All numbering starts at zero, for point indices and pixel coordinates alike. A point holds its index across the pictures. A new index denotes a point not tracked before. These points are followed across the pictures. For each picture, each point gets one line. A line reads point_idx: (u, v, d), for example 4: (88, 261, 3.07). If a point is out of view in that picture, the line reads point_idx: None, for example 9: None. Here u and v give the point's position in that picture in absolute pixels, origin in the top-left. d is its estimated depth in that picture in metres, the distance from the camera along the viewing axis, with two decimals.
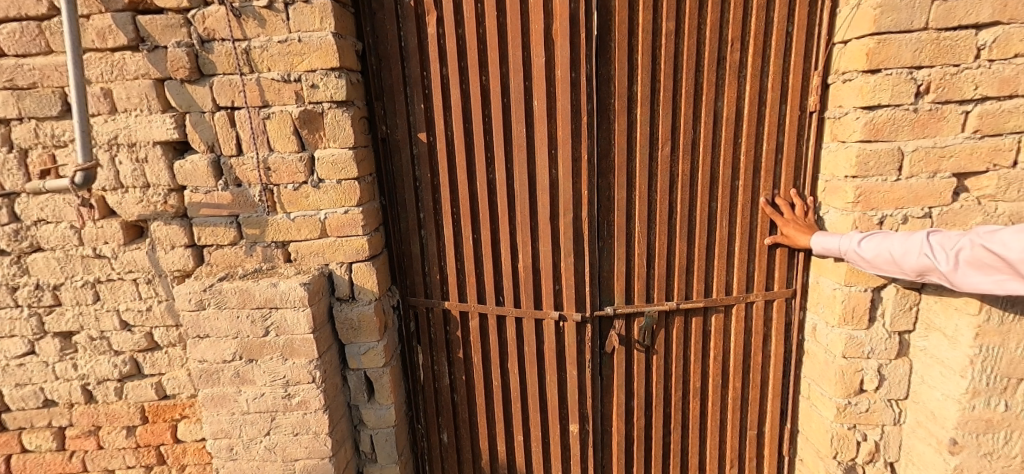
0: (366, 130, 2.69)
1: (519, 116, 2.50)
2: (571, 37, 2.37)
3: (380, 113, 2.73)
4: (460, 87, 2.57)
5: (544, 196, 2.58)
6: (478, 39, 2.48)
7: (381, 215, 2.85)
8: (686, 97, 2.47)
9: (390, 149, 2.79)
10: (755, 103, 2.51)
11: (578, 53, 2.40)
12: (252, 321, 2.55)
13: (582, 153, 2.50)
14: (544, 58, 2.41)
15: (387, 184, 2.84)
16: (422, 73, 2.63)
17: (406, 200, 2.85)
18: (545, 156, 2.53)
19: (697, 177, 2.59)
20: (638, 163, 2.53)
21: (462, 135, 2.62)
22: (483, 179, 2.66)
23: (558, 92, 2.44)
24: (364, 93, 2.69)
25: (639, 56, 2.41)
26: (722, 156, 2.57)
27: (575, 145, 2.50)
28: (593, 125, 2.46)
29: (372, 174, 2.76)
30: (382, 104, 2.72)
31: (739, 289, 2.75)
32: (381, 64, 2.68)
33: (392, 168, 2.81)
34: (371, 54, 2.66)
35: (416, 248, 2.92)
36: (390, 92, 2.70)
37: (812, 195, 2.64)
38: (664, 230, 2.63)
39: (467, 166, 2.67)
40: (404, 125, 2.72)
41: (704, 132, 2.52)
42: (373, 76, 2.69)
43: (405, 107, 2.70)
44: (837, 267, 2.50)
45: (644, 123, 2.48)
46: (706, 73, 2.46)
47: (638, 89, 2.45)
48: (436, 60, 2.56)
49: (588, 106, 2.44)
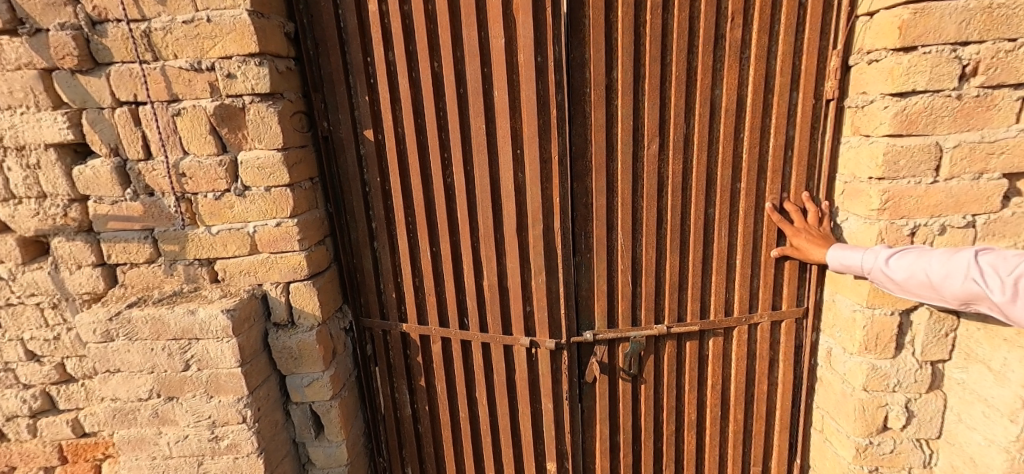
0: (303, 128, 2.30)
1: (477, 109, 2.09)
2: (536, 12, 1.95)
3: (320, 106, 2.33)
4: (408, 75, 2.16)
5: (510, 204, 2.18)
6: (427, 17, 2.07)
7: (326, 225, 2.46)
8: (677, 85, 2.06)
9: (334, 149, 2.40)
10: (760, 91, 2.10)
11: (544, 32, 1.98)
12: (169, 354, 2.18)
13: (554, 152, 2.09)
14: (504, 38, 1.99)
15: (333, 190, 2.46)
16: (365, 59, 2.22)
17: (355, 208, 2.47)
18: (509, 157, 2.11)
19: (691, 180, 2.19)
20: (621, 164, 2.12)
21: (414, 133, 2.22)
22: (439, 184, 2.27)
23: (522, 79, 2.02)
24: (300, 84, 2.30)
25: (620, 35, 1.99)
26: (720, 154, 2.16)
27: (544, 142, 2.09)
28: (565, 119, 2.05)
29: (312, 178, 2.37)
30: (321, 96, 2.33)
31: (741, 309, 2.36)
32: (318, 50, 2.28)
33: (337, 172, 2.42)
34: (306, 39, 2.27)
35: (369, 263, 2.53)
36: (329, 82, 2.30)
37: (827, 199, 2.23)
38: (652, 242, 2.24)
39: (421, 169, 2.28)
40: (347, 121, 2.32)
41: (698, 126, 2.11)
42: (309, 63, 2.28)
43: (347, 101, 2.30)
44: (857, 286, 2.10)
45: (627, 115, 2.07)
46: (701, 55, 2.04)
47: (619, 74, 2.03)
48: (380, 44, 2.16)
49: (560, 96, 2.03)
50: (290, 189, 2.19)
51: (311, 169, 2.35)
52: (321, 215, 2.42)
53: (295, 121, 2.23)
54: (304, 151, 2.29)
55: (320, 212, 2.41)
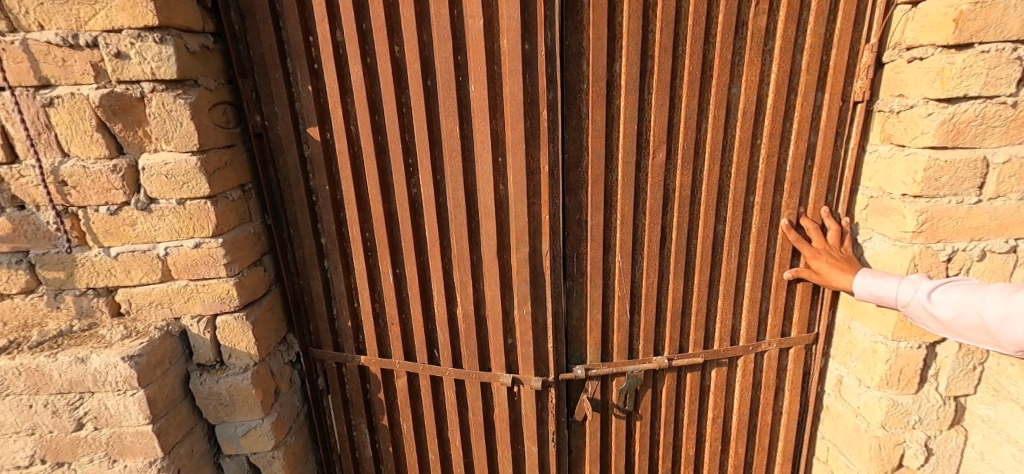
0: (229, 123, 1.83)
1: (449, 107, 1.69)
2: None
3: (250, 96, 1.86)
4: (361, 61, 1.73)
5: (489, 222, 1.80)
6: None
7: (263, 241, 2.01)
8: (690, 83, 1.72)
9: (271, 149, 1.94)
10: (783, 91, 1.79)
11: (532, 11, 1.57)
12: (54, 412, 1.72)
13: (543, 161, 1.72)
14: (483, 18, 1.57)
15: (272, 198, 2.01)
16: (306, 38, 1.76)
17: (300, 221, 2.03)
18: (488, 165, 1.72)
19: (700, 193, 1.89)
20: (622, 175, 1.79)
21: (370, 133, 1.80)
22: (403, 195, 1.87)
23: (505, 71, 1.62)
24: (223, 67, 1.81)
25: (625, 18, 1.61)
26: (734, 164, 1.87)
27: (532, 148, 1.70)
28: (558, 121, 1.67)
29: (243, 185, 1.91)
30: (251, 83, 1.85)
31: (748, 336, 2.10)
32: (245, 23, 1.79)
33: (276, 177, 1.98)
34: (229, 10, 1.77)
35: (317, 286, 2.11)
36: (261, 66, 1.83)
37: (847, 215, 1.99)
38: (654, 264, 1.93)
39: (380, 177, 1.88)
40: (286, 115, 1.87)
41: (712, 131, 1.80)
42: (233, 41, 1.80)
43: (286, 90, 1.84)
44: (882, 316, 1.85)
45: (631, 118, 1.72)
46: (719, 48, 1.70)
47: (623, 68, 1.67)
48: (324, 19, 1.70)
49: (552, 92, 1.65)
50: (212, 202, 1.73)
51: (242, 175, 1.89)
52: (257, 230, 1.98)
53: (216, 115, 1.75)
54: (231, 153, 1.83)
55: (254, 227, 1.96)
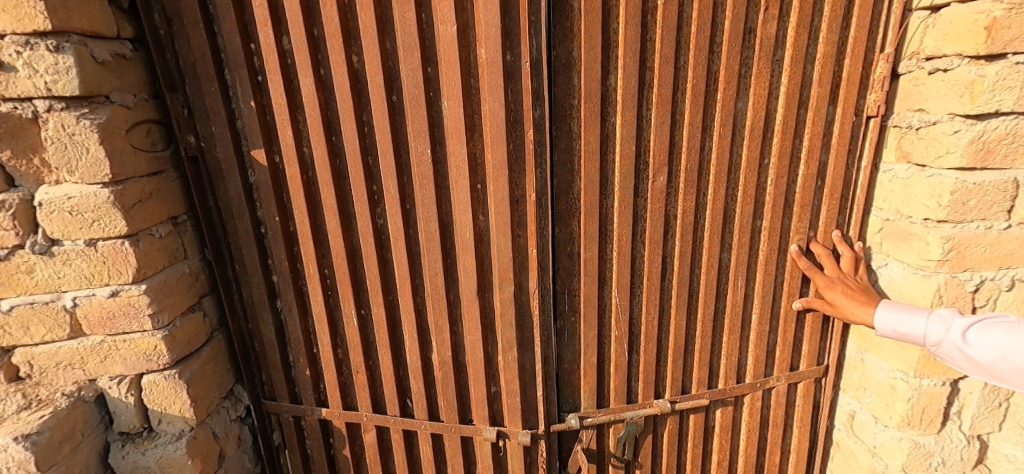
0: (154, 145, 1.53)
1: (418, 127, 1.44)
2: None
3: (181, 114, 1.56)
4: (314, 73, 1.46)
5: (468, 258, 1.56)
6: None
7: (202, 281, 1.70)
8: (694, 97, 1.52)
9: (207, 174, 1.64)
10: (794, 105, 1.62)
11: (514, 15, 1.34)
12: None
13: (530, 188, 1.48)
14: (456, 23, 1.33)
15: (212, 231, 1.70)
16: (247, 47, 1.49)
17: (246, 257, 1.73)
18: (466, 194, 1.48)
19: (704, 218, 1.70)
20: (618, 201, 1.58)
21: (326, 157, 1.54)
22: (367, 228, 1.60)
23: (483, 86, 1.38)
24: (146, 79, 1.51)
25: (621, 24, 1.40)
26: (740, 185, 1.69)
27: (517, 173, 1.47)
28: (546, 142, 1.44)
29: (174, 218, 1.60)
30: (182, 98, 1.56)
31: (755, 372, 1.92)
32: (172, 28, 1.51)
33: (217, 207, 1.68)
34: (151, 11, 1.48)
35: (268, 330, 1.81)
36: (193, 78, 1.54)
37: (859, 238, 1.84)
38: (654, 299, 1.73)
39: (340, 206, 1.61)
40: (225, 136, 1.57)
41: (717, 150, 1.61)
42: (157, 49, 1.50)
43: (224, 107, 1.55)
44: (903, 351, 1.68)
45: (629, 137, 1.51)
46: (725, 57, 1.51)
47: (620, 80, 1.45)
48: (268, 24, 1.43)
49: (538, 110, 1.42)
50: (133, 242, 1.42)
51: (173, 205, 1.58)
52: (194, 269, 1.67)
53: (136, 137, 1.45)
54: (157, 181, 1.52)
55: (190, 265, 1.65)
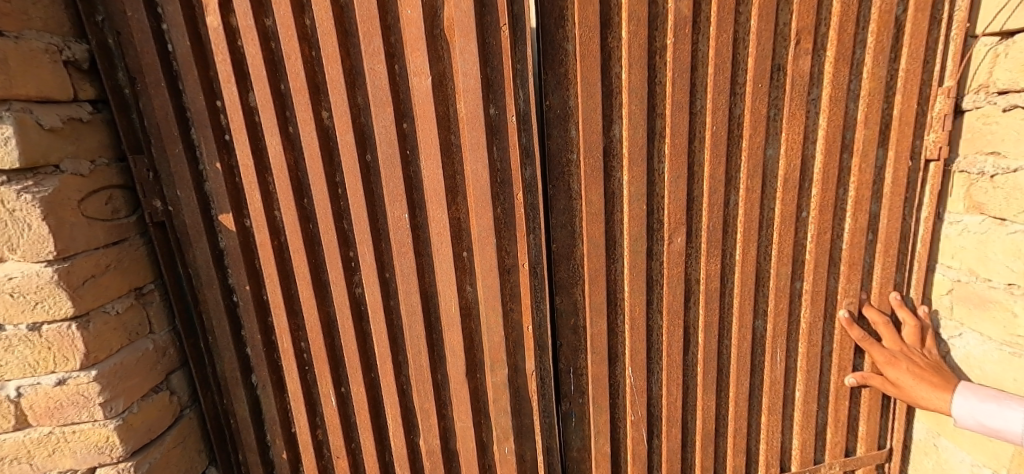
0: (116, 212, 1.39)
1: (394, 190, 1.26)
2: (483, 31, 1.15)
3: (147, 177, 1.43)
4: (281, 132, 1.33)
5: (455, 334, 1.36)
6: (302, 39, 1.24)
7: (171, 356, 1.53)
8: (715, 147, 1.30)
9: (176, 240, 1.49)
10: (834, 151, 1.39)
11: (497, 63, 1.17)
12: None
13: (523, 255, 1.30)
14: (431, 74, 1.16)
15: (181, 302, 1.54)
16: (212, 104, 1.37)
17: (216, 330, 1.57)
18: (450, 264, 1.30)
19: (732, 282, 1.46)
20: (629, 267, 1.36)
21: (297, 222, 1.39)
22: (343, 299, 1.43)
23: (465, 143, 1.20)
24: (108, 142, 1.39)
25: (625, 67, 1.19)
26: (774, 243, 1.45)
27: (506, 237, 1.29)
28: (538, 203, 1.26)
29: (139, 289, 1.45)
30: (147, 160, 1.42)
31: (802, 458, 1.63)
32: (136, 85, 1.38)
33: (187, 275, 1.52)
34: (114, 70, 1.36)
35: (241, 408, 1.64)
36: (158, 139, 1.41)
37: (920, 301, 1.56)
38: (676, 376, 1.48)
39: (314, 275, 1.45)
40: (192, 199, 1.44)
41: (744, 205, 1.38)
42: (120, 110, 1.38)
43: (190, 169, 1.42)
44: (989, 444, 1.42)
45: (638, 195, 1.30)
46: (750, 100, 1.29)
47: (625, 131, 1.24)
48: (231, 80, 1.31)
49: (528, 167, 1.24)
50: (81, 323, 1.28)
51: (135, 276, 1.43)
52: (162, 344, 1.50)
53: (91, 205, 1.31)
54: (117, 251, 1.38)
55: (155, 340, 1.48)
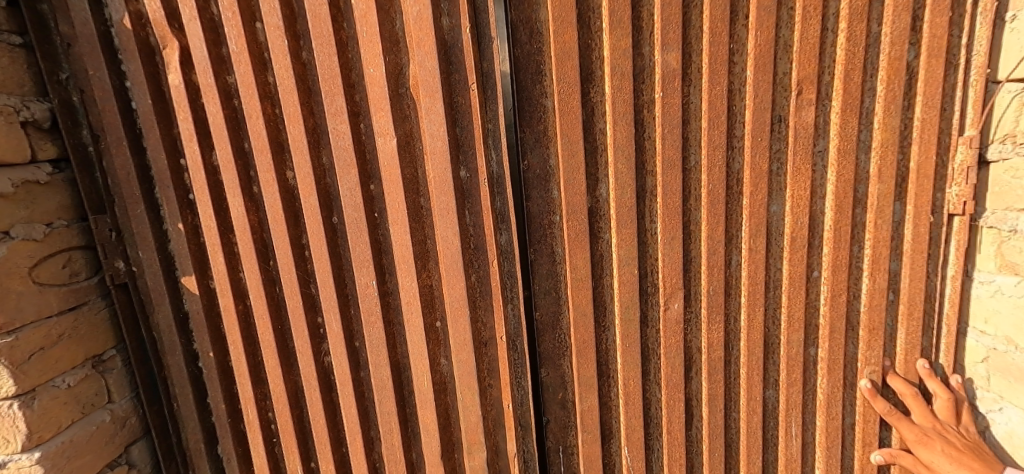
0: (74, 275, 1.32)
1: (361, 255, 1.18)
2: (450, 89, 1.08)
3: (109, 238, 1.35)
4: (245, 192, 1.25)
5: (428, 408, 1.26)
6: (265, 98, 1.18)
7: (131, 427, 1.44)
8: (712, 205, 1.19)
9: (139, 303, 1.40)
10: (845, 207, 1.27)
11: (466, 123, 1.09)
12: None
13: (500, 326, 1.20)
14: (397, 135, 1.10)
15: (145, 367, 1.44)
16: (175, 164, 1.30)
17: (178, 398, 1.46)
18: (421, 333, 1.21)
19: (738, 350, 1.32)
20: (621, 336, 1.23)
21: (262, 287, 1.30)
22: (311, 370, 1.32)
23: (435, 208, 1.13)
24: (69, 202, 1.32)
25: (609, 123, 1.10)
26: (783, 307, 1.32)
27: (478, 306, 1.20)
28: (512, 270, 1.17)
29: (98, 357, 1.38)
30: (109, 220, 1.35)
31: None
32: (99, 143, 1.31)
33: (149, 341, 1.42)
34: (78, 128, 1.30)
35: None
36: (121, 198, 1.34)
37: (948, 369, 1.40)
38: (679, 455, 1.33)
39: (280, 342, 1.34)
40: (154, 262, 1.36)
41: (748, 267, 1.26)
42: (83, 169, 1.31)
43: (152, 231, 1.34)
44: None
45: (629, 258, 1.18)
46: (749, 155, 1.18)
47: (612, 191, 1.14)
48: (193, 138, 1.24)
49: (501, 233, 1.15)
50: (25, 401, 1.21)
51: (93, 343, 1.36)
52: (121, 413, 1.41)
53: (45, 271, 1.25)
54: (73, 318, 1.31)
55: (113, 411, 1.39)
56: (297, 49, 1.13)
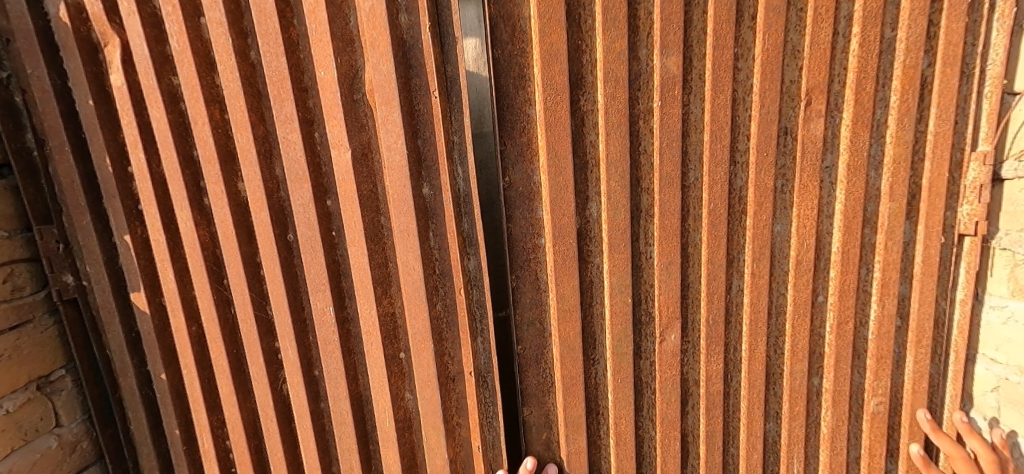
0: (16, 290, 1.15)
1: (316, 278, 1.08)
2: (410, 96, 1.00)
3: (54, 248, 1.17)
4: (193, 204, 1.10)
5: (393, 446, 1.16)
6: (211, 101, 1.04)
7: (81, 455, 1.27)
8: (713, 227, 1.08)
9: (91, 322, 1.23)
10: (855, 228, 1.16)
11: (428, 135, 1.01)
12: None
13: (467, 358, 1.10)
14: (353, 147, 1.00)
15: (98, 391, 1.27)
16: (120, 172, 1.13)
17: (132, 426, 1.29)
18: (382, 366, 1.11)
19: (739, 382, 1.22)
20: (613, 371, 1.11)
21: (215, 309, 1.16)
22: (268, 399, 1.19)
23: (394, 228, 1.04)
24: (10, 211, 1.15)
25: (601, 135, 0.97)
26: (787, 335, 1.21)
27: (444, 336, 1.10)
28: (479, 299, 1.07)
29: (45, 377, 1.21)
30: (56, 230, 1.17)
31: None
32: (43, 144, 1.14)
33: (102, 363, 1.25)
34: (21, 131, 1.13)
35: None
36: (66, 206, 1.16)
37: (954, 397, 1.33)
38: None
39: (236, 368, 1.20)
40: (103, 279, 1.19)
41: (751, 293, 1.15)
42: (26, 176, 1.14)
43: (100, 242, 1.17)
44: None
45: (622, 285, 1.06)
46: (754, 171, 1.07)
47: (604, 211, 1.02)
48: (137, 145, 1.09)
49: (467, 257, 1.05)
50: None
51: (38, 363, 1.19)
52: (70, 439, 1.25)
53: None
54: (14, 337, 1.14)
55: (61, 437, 1.23)
56: (243, 47, 1.01)
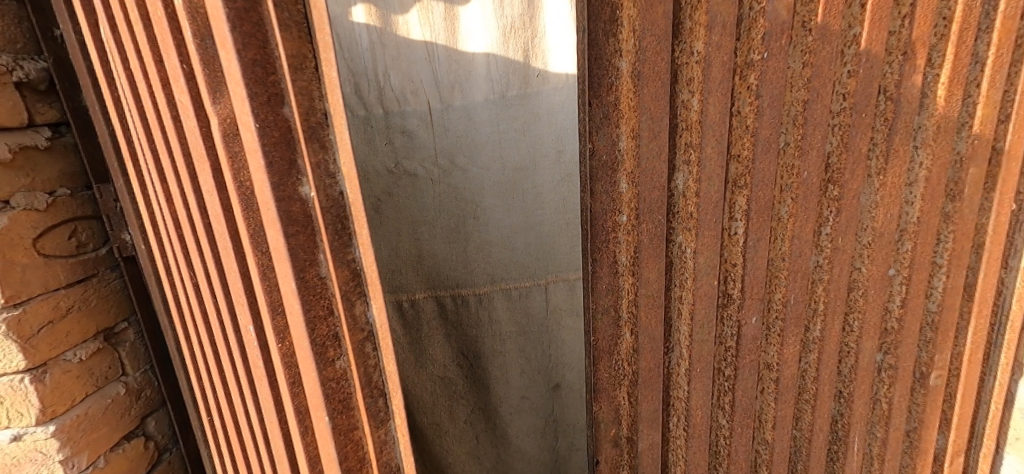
0: (80, 246, 1.29)
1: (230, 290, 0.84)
2: (259, 35, 0.65)
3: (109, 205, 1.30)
4: None
5: None
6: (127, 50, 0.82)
7: (145, 397, 1.46)
8: (804, 200, 0.97)
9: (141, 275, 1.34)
10: (937, 195, 1.08)
11: (292, 101, 0.67)
12: None
13: (368, 440, 0.85)
14: (223, 114, 0.70)
15: (156, 338, 1.44)
16: None
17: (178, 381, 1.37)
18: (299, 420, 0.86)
19: (812, 364, 1.14)
20: (694, 362, 1.00)
21: None
22: None
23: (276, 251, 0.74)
24: (73, 169, 1.28)
25: (700, 94, 0.84)
26: (861, 313, 1.14)
27: (354, 399, 0.84)
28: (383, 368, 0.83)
29: (113, 327, 1.37)
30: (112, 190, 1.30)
31: None
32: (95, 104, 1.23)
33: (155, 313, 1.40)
34: (76, 91, 1.23)
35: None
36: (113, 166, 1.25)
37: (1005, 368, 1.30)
38: None
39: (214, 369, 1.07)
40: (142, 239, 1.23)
41: (833, 269, 1.06)
42: (84, 136, 1.24)
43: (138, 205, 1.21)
44: None
45: (709, 266, 0.94)
46: (850, 134, 0.96)
47: (696, 184, 0.89)
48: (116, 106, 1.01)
49: (365, 305, 0.80)
50: (37, 375, 1.18)
51: (105, 316, 1.34)
52: (135, 386, 1.43)
53: (48, 244, 1.20)
54: (83, 290, 1.28)
55: (127, 383, 1.40)
56: None
